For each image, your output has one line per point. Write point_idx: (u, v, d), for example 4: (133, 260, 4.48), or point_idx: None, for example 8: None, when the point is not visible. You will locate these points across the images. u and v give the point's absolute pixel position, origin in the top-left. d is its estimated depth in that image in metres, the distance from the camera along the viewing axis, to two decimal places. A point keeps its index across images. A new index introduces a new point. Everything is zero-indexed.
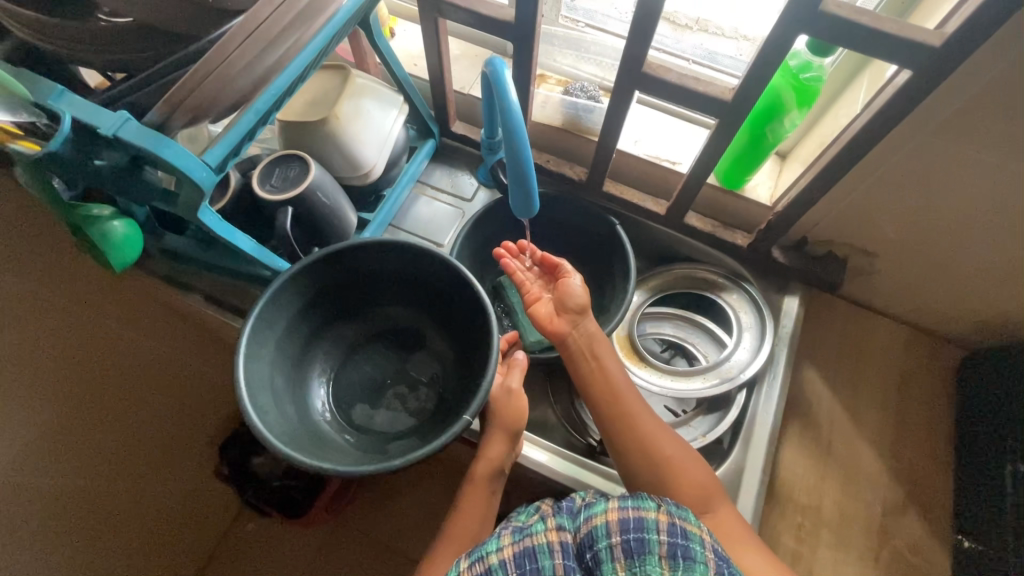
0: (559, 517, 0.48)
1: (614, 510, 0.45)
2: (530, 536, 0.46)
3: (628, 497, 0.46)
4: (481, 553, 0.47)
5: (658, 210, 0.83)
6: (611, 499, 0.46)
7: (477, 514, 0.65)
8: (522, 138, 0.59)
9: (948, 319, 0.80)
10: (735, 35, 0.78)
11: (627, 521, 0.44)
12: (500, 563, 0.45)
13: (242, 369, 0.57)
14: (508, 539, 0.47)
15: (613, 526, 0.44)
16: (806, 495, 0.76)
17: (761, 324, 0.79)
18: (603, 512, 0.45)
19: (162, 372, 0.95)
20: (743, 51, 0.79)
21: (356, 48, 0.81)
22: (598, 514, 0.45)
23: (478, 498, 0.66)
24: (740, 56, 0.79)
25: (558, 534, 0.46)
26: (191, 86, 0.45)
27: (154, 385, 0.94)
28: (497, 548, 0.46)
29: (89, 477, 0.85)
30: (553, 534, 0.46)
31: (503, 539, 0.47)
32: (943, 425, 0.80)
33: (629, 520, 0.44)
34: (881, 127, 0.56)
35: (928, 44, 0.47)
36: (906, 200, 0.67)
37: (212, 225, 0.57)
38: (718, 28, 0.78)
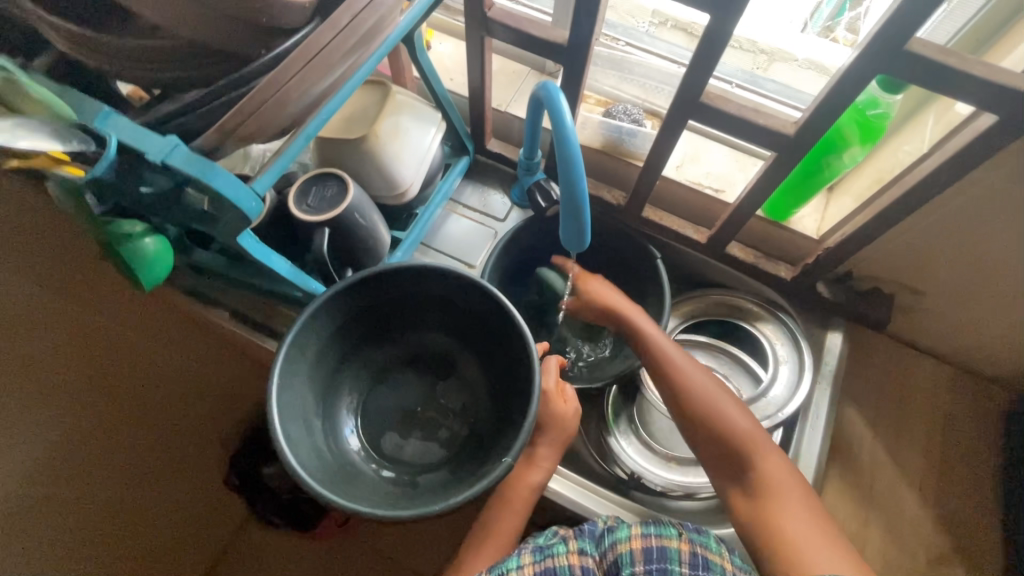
0: (580, 542, 0.55)
1: (638, 539, 0.53)
2: (552, 556, 0.53)
3: (649, 526, 0.54)
4: (502, 567, 0.53)
5: (699, 238, 0.80)
6: (633, 527, 0.54)
7: (503, 539, 0.61)
8: (579, 169, 0.56)
9: (998, 362, 0.77)
10: (752, 48, 0.80)
11: (649, 551, 0.52)
12: None
13: (275, 399, 0.55)
14: (529, 557, 0.53)
15: (636, 554, 0.52)
16: (847, 541, 0.74)
17: (801, 358, 0.76)
18: (626, 539, 0.53)
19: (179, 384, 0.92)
20: (759, 65, 0.80)
21: (395, 63, 0.79)
22: (622, 542, 0.53)
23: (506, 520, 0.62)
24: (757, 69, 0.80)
25: (579, 557, 0.53)
26: (245, 111, 0.42)
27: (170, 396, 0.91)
28: (518, 565, 0.53)
29: (102, 490, 0.83)
30: (574, 557, 0.53)
31: (524, 558, 0.53)
32: (988, 472, 0.77)
33: (652, 550, 0.52)
34: (954, 171, 0.54)
35: (1020, 89, 0.45)
36: (968, 243, 0.64)
37: (250, 248, 0.54)
38: (735, 40, 0.80)
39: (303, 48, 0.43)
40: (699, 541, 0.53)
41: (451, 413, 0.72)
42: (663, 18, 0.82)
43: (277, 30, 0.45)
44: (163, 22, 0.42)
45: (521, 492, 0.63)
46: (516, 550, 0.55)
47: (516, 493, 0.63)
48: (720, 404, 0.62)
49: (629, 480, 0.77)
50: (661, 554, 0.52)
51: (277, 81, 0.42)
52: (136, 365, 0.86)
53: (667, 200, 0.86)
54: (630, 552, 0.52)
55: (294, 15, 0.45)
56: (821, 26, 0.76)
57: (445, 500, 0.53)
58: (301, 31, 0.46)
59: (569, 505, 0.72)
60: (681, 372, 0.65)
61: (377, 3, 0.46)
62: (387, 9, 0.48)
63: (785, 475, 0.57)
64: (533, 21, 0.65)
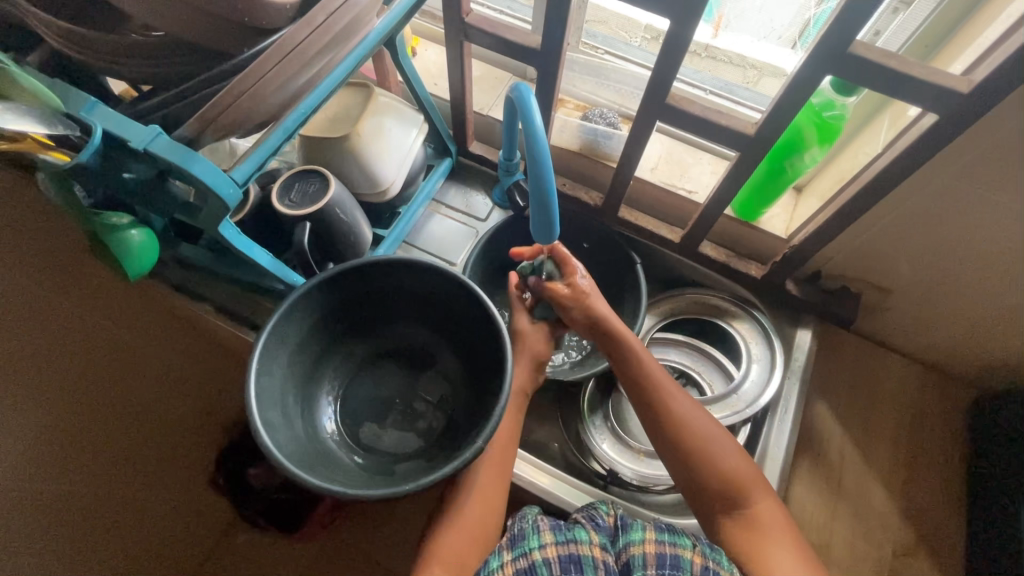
0: (601, 536, 0.56)
1: (652, 544, 0.52)
2: (575, 543, 0.54)
3: (664, 533, 0.54)
4: (523, 547, 0.54)
5: (673, 238, 0.83)
6: (648, 531, 0.54)
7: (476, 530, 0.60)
8: (546, 163, 0.58)
9: (960, 358, 0.79)
10: (741, 62, 0.82)
11: (663, 557, 0.51)
12: (544, 561, 0.52)
13: (254, 384, 0.56)
14: (550, 537, 0.54)
15: (649, 559, 0.51)
16: (817, 534, 0.75)
17: (770, 353, 0.78)
18: (640, 542, 0.53)
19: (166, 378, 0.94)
20: (748, 78, 0.83)
21: (379, 68, 0.82)
22: (636, 545, 0.53)
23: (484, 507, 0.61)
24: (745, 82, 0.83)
25: (600, 551, 0.53)
26: (224, 104, 0.45)
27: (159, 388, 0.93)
28: (539, 545, 0.54)
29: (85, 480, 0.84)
30: (596, 550, 0.53)
31: (545, 538, 0.54)
32: (954, 466, 0.79)
33: (666, 556, 0.51)
34: (903, 169, 0.57)
35: (956, 90, 0.48)
36: (924, 241, 0.67)
37: (231, 238, 0.56)
38: (724, 55, 0.82)
39: (280, 44, 0.45)
40: (712, 557, 0.53)
41: (428, 406, 0.73)
42: (655, 34, 0.82)
43: (257, 29, 0.48)
44: (149, 19, 0.45)
45: (493, 472, 0.64)
46: (537, 528, 0.56)
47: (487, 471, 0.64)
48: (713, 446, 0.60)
49: (607, 476, 0.79)
50: (675, 562, 0.51)
51: (255, 73, 0.45)
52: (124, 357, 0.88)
53: (643, 201, 0.88)
54: (642, 555, 0.52)
55: (274, 15, 0.47)
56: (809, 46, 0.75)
57: (415, 482, 0.54)
58: (281, 30, 0.48)
59: (545, 496, 0.74)
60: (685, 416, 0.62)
61: (351, 4, 0.48)
62: (363, 8, 0.50)
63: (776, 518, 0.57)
64: (509, 26, 0.68)
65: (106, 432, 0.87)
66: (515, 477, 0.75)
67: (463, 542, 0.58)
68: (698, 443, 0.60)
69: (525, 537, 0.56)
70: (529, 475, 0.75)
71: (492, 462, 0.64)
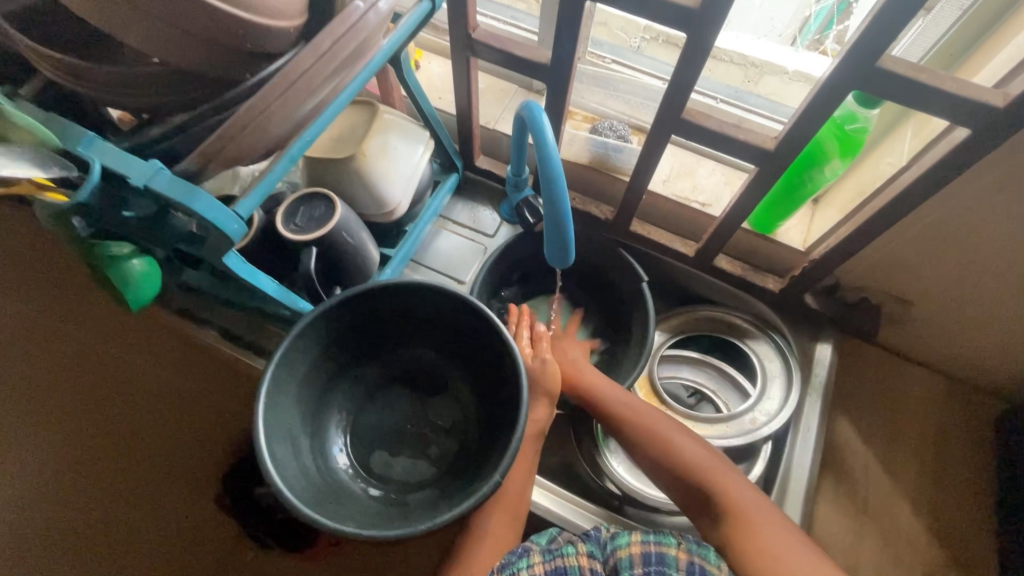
0: (588, 546, 0.55)
1: (637, 545, 0.52)
2: (563, 557, 0.53)
3: (648, 532, 0.53)
4: (512, 568, 0.53)
5: (688, 252, 0.81)
6: (633, 534, 0.53)
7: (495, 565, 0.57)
8: (560, 184, 0.56)
9: (987, 371, 0.77)
10: (744, 62, 0.80)
11: (648, 556, 0.51)
12: None
13: (262, 420, 0.54)
14: (538, 557, 0.54)
15: (636, 560, 0.51)
16: (843, 556, 0.73)
17: (789, 369, 0.76)
18: (627, 545, 0.53)
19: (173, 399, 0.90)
20: (751, 78, 0.81)
21: (383, 83, 0.80)
22: (623, 548, 0.53)
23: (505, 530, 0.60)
24: (747, 82, 0.81)
25: (588, 560, 0.53)
26: (227, 136, 0.43)
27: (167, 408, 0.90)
28: (527, 565, 0.53)
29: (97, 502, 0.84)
30: (583, 559, 0.53)
31: (533, 558, 0.54)
32: (982, 483, 0.77)
33: (651, 555, 0.51)
34: (932, 183, 0.55)
35: (991, 105, 0.46)
36: (949, 255, 0.65)
37: (236, 268, 0.55)
38: (728, 55, 0.81)
39: (284, 74, 0.43)
40: (699, 551, 0.51)
41: (440, 432, 0.71)
42: (655, 34, 0.83)
43: (261, 55, 0.47)
44: (147, 49, 0.43)
45: (510, 509, 0.62)
46: (524, 548, 0.55)
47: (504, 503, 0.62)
48: (673, 440, 0.62)
49: (620, 496, 0.77)
50: (660, 558, 0.51)
51: (258, 105, 0.43)
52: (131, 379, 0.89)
53: (655, 214, 0.86)
54: (630, 558, 0.52)
55: (279, 41, 0.47)
56: (810, 39, 0.76)
57: (431, 519, 0.52)
58: (285, 55, 0.48)
59: (561, 523, 0.72)
60: (637, 417, 0.65)
61: (358, 27, 0.47)
62: (371, 30, 0.49)
63: (750, 498, 0.54)
64: (517, 41, 0.66)
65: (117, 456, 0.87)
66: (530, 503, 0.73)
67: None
68: (660, 449, 0.62)
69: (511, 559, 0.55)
70: (544, 501, 0.73)
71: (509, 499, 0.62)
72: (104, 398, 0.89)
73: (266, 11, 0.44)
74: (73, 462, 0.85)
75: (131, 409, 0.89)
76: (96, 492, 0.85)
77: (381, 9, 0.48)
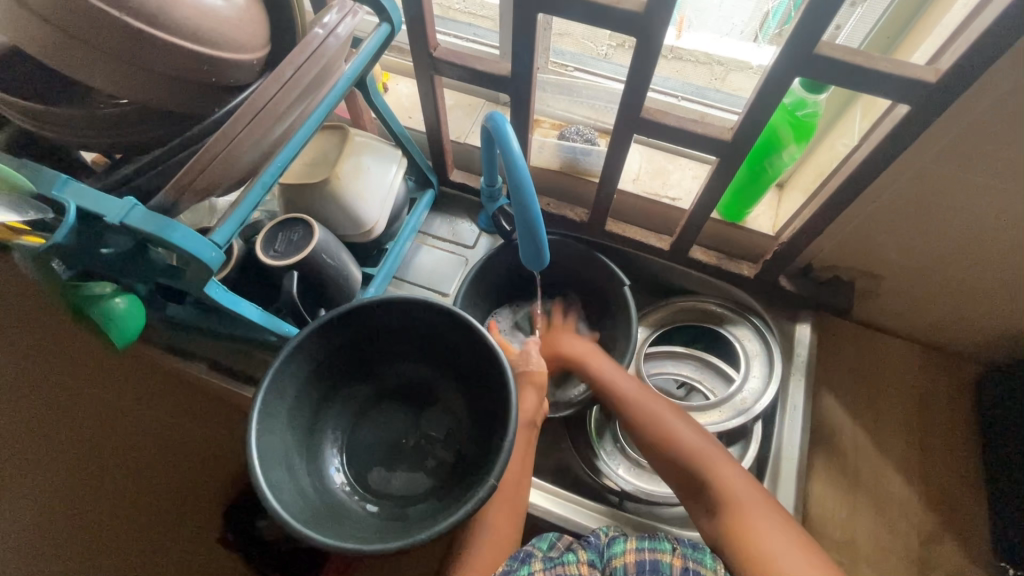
0: (588, 553, 0.55)
1: (632, 553, 0.52)
2: (563, 565, 0.53)
3: (644, 541, 0.53)
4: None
5: (663, 245, 0.83)
6: (628, 541, 0.53)
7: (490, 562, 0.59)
8: (528, 188, 0.58)
9: (963, 337, 0.79)
10: (707, 60, 0.82)
11: (643, 563, 0.51)
12: None
13: (255, 444, 0.54)
14: (538, 565, 0.53)
15: (630, 567, 0.51)
16: (841, 530, 0.74)
17: (768, 351, 0.78)
18: (622, 553, 0.53)
19: (159, 425, 0.90)
20: (715, 75, 0.83)
21: (353, 106, 0.82)
22: (618, 556, 0.53)
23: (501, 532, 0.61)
24: (714, 81, 0.83)
25: (588, 568, 0.53)
26: (198, 168, 0.44)
27: (151, 435, 0.89)
28: (529, 574, 0.52)
29: (98, 529, 0.84)
30: (583, 568, 0.53)
31: (533, 565, 0.53)
32: (969, 446, 0.79)
33: (645, 563, 0.51)
34: (882, 158, 0.57)
35: (924, 80, 0.49)
36: (910, 227, 0.68)
37: (218, 297, 0.55)
38: (689, 53, 0.82)
39: (249, 104, 0.45)
40: (693, 556, 0.52)
41: (436, 442, 0.72)
42: (620, 40, 0.83)
43: (226, 87, 0.48)
44: (115, 90, 0.45)
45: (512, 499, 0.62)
46: (523, 556, 0.55)
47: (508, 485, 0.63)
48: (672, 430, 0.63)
49: (620, 493, 0.77)
50: (654, 566, 0.51)
51: (227, 136, 0.44)
52: (114, 413, 0.89)
53: (628, 213, 0.89)
54: (625, 567, 0.52)
55: (242, 72, 0.48)
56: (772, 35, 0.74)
57: (429, 527, 0.52)
58: (250, 85, 0.50)
59: (564, 523, 0.72)
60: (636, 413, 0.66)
61: (319, 53, 0.48)
62: (333, 55, 0.50)
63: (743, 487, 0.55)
64: (477, 57, 0.68)
65: (116, 487, 0.86)
66: (531, 507, 0.73)
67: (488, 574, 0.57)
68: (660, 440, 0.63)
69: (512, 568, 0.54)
70: (543, 503, 0.73)
71: (506, 499, 0.63)
72: (93, 440, 0.87)
73: (227, 45, 0.46)
74: (75, 498, 0.85)
75: (124, 451, 0.88)
76: (98, 526, 0.84)
77: (340, 34, 0.50)
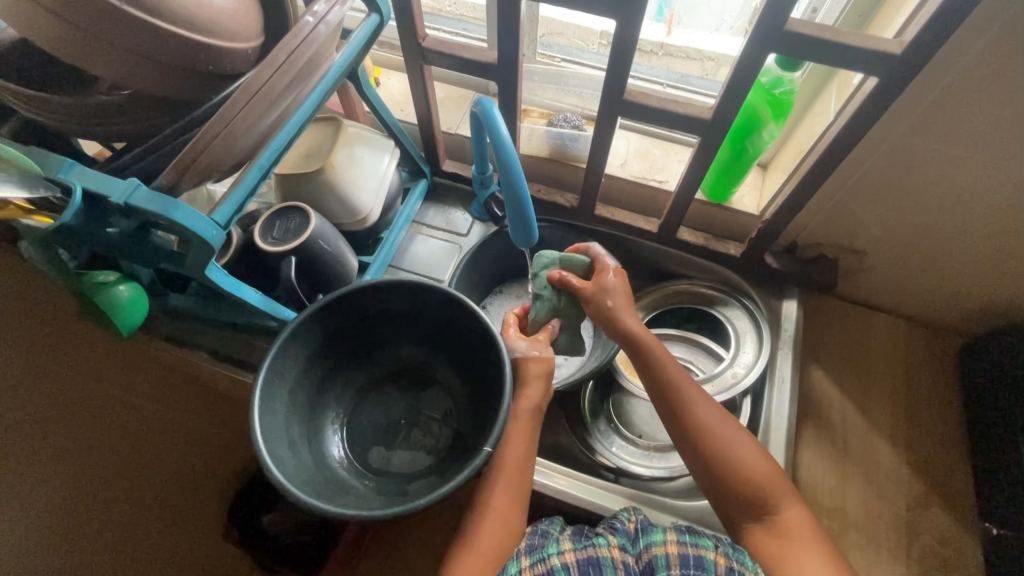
0: (619, 538, 0.58)
1: (673, 545, 0.55)
2: (596, 547, 0.56)
3: (685, 535, 0.56)
4: (543, 552, 0.57)
5: (651, 228, 0.85)
6: (668, 533, 0.57)
7: (493, 541, 0.57)
8: (517, 168, 0.61)
9: (944, 308, 0.82)
10: (701, 57, 0.84)
11: (686, 557, 0.54)
12: (563, 565, 0.54)
13: (258, 421, 0.56)
14: (569, 544, 0.56)
15: (673, 559, 0.54)
16: (830, 498, 0.76)
17: (758, 328, 0.80)
18: (661, 543, 0.56)
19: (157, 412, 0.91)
20: (710, 72, 0.85)
21: (346, 100, 0.84)
22: (658, 546, 0.56)
23: (495, 523, 0.58)
24: (709, 76, 0.85)
25: (619, 552, 0.56)
26: (197, 149, 0.46)
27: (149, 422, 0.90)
28: (558, 551, 0.56)
29: None
30: (615, 551, 0.56)
31: (565, 545, 0.57)
32: (953, 414, 0.81)
33: (688, 556, 0.54)
34: (856, 132, 0.59)
35: (890, 52, 0.51)
36: (888, 200, 0.70)
37: (220, 281, 0.57)
38: (681, 51, 0.84)
39: (245, 87, 0.46)
40: (736, 557, 0.55)
41: (433, 423, 0.74)
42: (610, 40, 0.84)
43: (222, 75, 0.51)
44: (116, 79, 0.47)
45: (513, 483, 0.61)
46: (555, 538, 0.58)
47: (508, 472, 0.61)
48: (731, 446, 0.60)
49: (615, 469, 0.79)
50: (697, 562, 0.54)
51: (224, 117, 0.46)
52: None
53: (617, 197, 0.91)
54: (665, 555, 0.55)
55: (237, 60, 0.51)
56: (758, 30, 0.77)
57: (428, 496, 0.54)
58: (245, 73, 0.52)
59: (562, 497, 0.73)
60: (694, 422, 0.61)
61: (310, 40, 0.50)
62: (323, 42, 0.52)
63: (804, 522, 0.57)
64: (464, 45, 0.71)
65: None
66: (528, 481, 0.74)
67: (481, 559, 0.56)
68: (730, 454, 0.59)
69: (543, 545, 0.58)
70: (540, 478, 0.74)
71: (509, 480, 0.61)
72: None
73: (223, 34, 0.48)
74: None
75: None
76: None
77: (330, 22, 0.52)
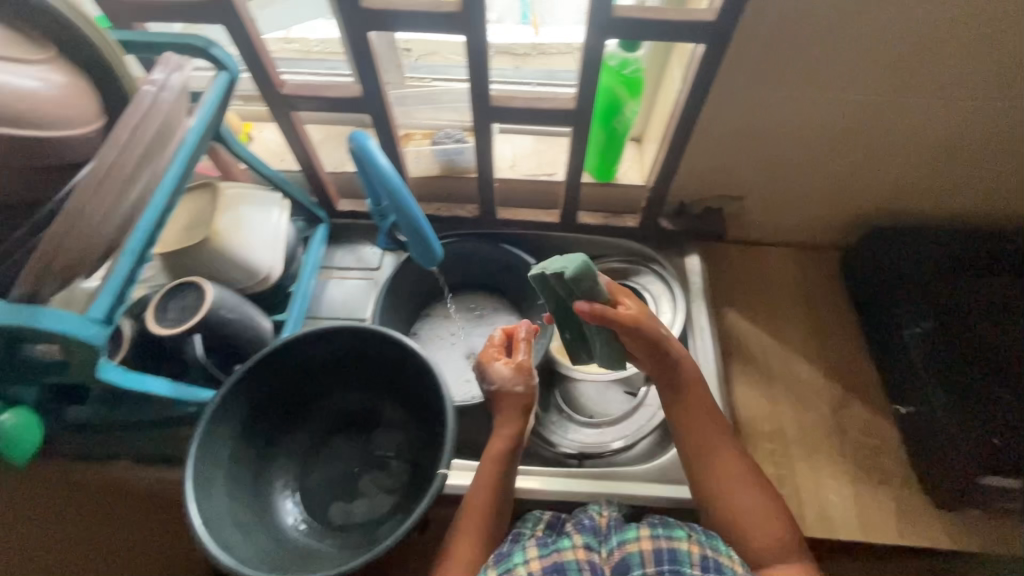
0: (585, 537, 0.54)
1: (647, 540, 0.52)
2: (559, 552, 0.52)
3: (658, 527, 0.53)
4: (508, 563, 0.52)
5: (554, 219, 0.89)
6: (641, 528, 0.53)
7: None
8: (404, 194, 0.62)
9: (818, 229, 0.92)
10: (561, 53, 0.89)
11: (660, 553, 0.51)
12: None
13: (194, 512, 0.53)
14: (534, 552, 0.52)
15: (646, 556, 0.51)
16: (768, 422, 0.82)
17: (670, 288, 0.85)
18: (635, 539, 0.52)
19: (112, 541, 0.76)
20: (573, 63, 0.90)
21: (218, 161, 0.81)
22: (631, 543, 0.52)
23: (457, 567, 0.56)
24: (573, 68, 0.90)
25: (586, 552, 0.52)
26: (50, 249, 0.43)
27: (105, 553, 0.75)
28: (523, 560, 0.51)
29: None
30: (581, 552, 0.52)
31: (529, 552, 0.52)
32: (849, 319, 0.90)
33: (662, 550, 0.51)
34: (699, 95, 0.66)
35: (705, 20, 0.57)
36: (745, 147, 0.77)
37: (121, 378, 0.53)
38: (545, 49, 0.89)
39: (91, 173, 0.44)
40: (709, 544, 0.52)
41: (389, 461, 0.72)
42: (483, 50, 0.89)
43: (64, 166, 0.48)
44: None
45: (476, 525, 0.59)
46: (520, 545, 0.54)
47: (470, 516, 0.60)
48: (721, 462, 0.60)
49: (577, 454, 0.81)
50: (671, 556, 0.51)
51: (74, 208, 0.43)
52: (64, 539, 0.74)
53: (516, 198, 0.94)
54: (639, 551, 0.51)
55: (78, 148, 0.48)
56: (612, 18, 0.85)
57: (393, 535, 0.53)
58: (90, 159, 0.49)
59: (530, 495, 0.74)
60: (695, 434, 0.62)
61: (156, 112, 0.48)
62: (171, 109, 0.51)
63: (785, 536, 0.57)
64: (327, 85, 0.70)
65: None
66: None
67: None
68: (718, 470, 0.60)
69: (506, 555, 0.53)
70: None
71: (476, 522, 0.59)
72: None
73: (54, 124, 0.45)
74: None
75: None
76: None
77: (173, 87, 0.51)
